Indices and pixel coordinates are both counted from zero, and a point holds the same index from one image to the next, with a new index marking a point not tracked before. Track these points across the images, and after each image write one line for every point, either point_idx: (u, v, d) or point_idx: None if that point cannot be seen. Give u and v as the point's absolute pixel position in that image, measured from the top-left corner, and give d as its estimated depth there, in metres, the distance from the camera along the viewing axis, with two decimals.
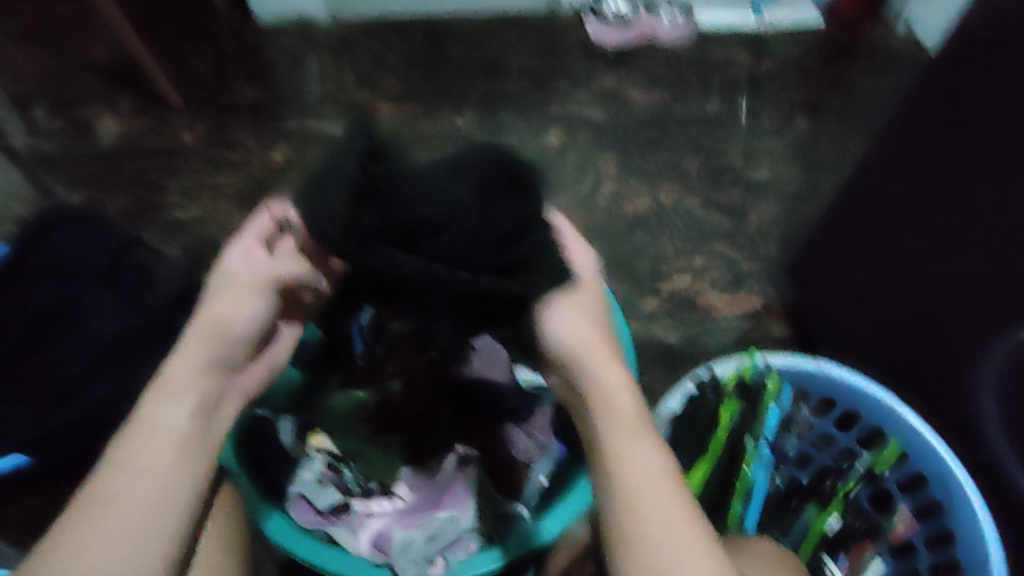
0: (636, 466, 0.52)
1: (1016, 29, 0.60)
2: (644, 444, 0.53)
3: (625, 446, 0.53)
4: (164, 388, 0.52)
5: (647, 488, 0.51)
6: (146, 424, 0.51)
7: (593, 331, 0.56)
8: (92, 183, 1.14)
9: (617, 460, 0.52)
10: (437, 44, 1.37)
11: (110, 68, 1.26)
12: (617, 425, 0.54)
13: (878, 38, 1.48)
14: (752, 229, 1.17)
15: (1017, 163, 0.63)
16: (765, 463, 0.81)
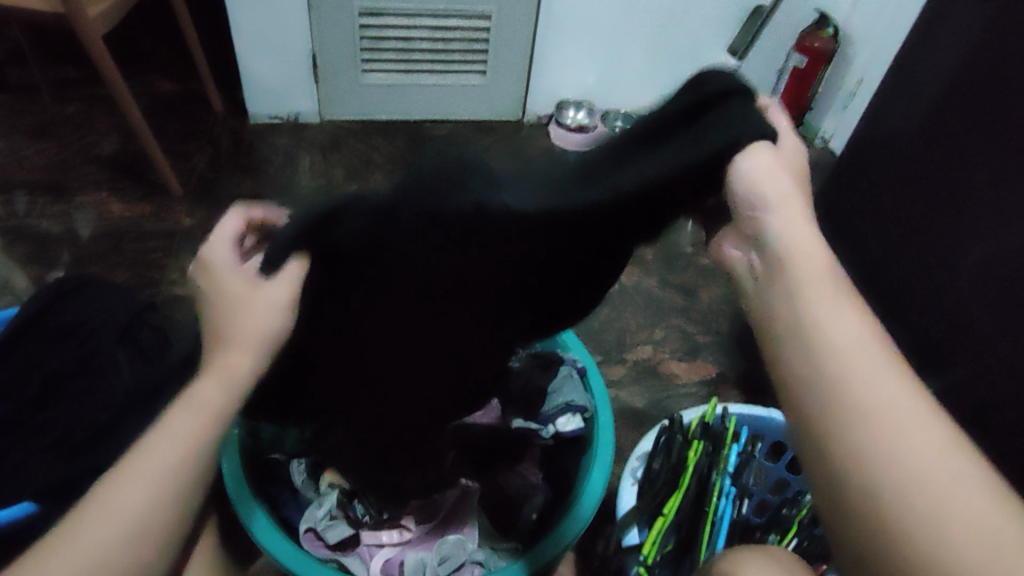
0: (845, 334, 0.44)
1: None
2: (858, 336, 0.44)
3: (834, 332, 0.44)
4: (215, 379, 0.49)
5: (862, 358, 0.43)
6: (185, 420, 0.49)
7: (784, 187, 0.50)
8: (92, 261, 1.19)
9: (821, 325, 0.44)
10: (419, 146, 1.53)
11: (117, 162, 1.38)
12: (815, 292, 0.46)
13: None
14: (705, 305, 1.27)
15: None
16: (729, 494, 0.80)
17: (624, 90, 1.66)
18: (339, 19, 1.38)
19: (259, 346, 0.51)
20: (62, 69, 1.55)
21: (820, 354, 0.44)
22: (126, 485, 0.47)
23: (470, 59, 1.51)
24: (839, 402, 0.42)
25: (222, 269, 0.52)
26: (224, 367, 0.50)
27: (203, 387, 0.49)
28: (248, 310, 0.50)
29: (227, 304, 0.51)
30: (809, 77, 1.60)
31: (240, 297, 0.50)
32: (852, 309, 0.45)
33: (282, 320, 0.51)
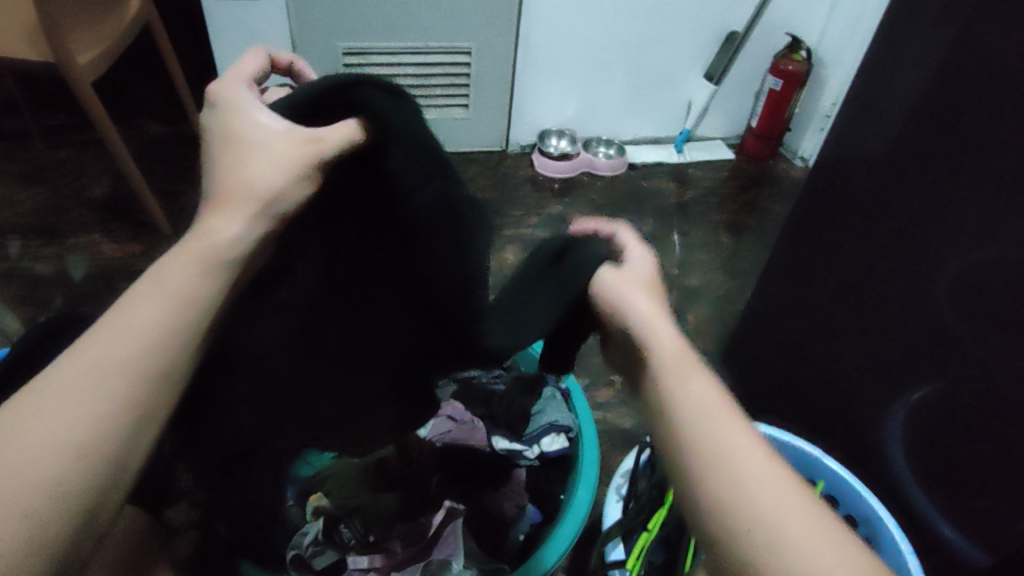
0: (705, 410, 0.46)
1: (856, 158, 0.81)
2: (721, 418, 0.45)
3: (696, 412, 0.46)
4: (201, 245, 0.46)
5: (715, 428, 0.45)
6: (165, 286, 0.45)
7: (631, 284, 0.53)
8: (83, 301, 1.21)
9: (680, 412, 0.46)
10: None
11: (108, 204, 1.40)
12: (674, 373, 0.47)
13: (781, 172, 1.75)
14: (690, 326, 1.28)
15: (896, 245, 0.78)
16: None
17: (604, 118, 1.70)
18: (322, 59, 1.42)
19: (263, 200, 0.48)
20: (54, 116, 1.59)
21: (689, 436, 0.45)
22: (95, 355, 0.43)
23: (452, 94, 1.56)
24: (696, 473, 0.44)
25: (224, 116, 0.50)
26: (216, 224, 0.47)
27: (189, 249, 0.46)
28: (252, 157, 0.48)
29: (234, 150, 0.49)
30: (784, 98, 1.65)
31: (243, 146, 0.49)
32: (699, 380, 0.47)
33: (292, 174, 0.49)
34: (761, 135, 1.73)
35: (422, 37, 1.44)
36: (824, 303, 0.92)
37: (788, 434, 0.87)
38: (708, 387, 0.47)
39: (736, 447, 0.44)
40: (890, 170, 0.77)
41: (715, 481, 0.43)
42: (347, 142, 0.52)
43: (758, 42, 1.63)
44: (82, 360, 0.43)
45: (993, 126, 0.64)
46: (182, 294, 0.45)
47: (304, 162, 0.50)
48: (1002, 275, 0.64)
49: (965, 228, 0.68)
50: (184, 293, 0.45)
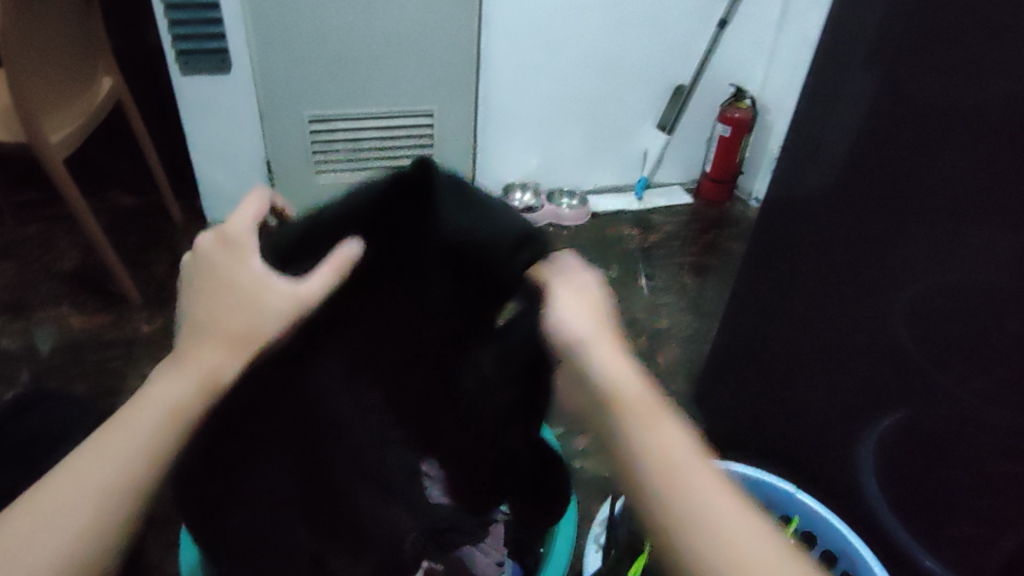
0: (670, 436, 0.46)
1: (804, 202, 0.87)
2: (679, 438, 0.47)
3: (664, 437, 0.46)
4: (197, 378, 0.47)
5: (684, 470, 0.45)
6: (150, 414, 0.46)
7: (584, 313, 0.51)
8: (52, 375, 1.20)
9: (645, 435, 0.46)
10: None
11: (77, 277, 1.41)
12: (647, 407, 0.47)
13: (738, 212, 1.83)
14: (661, 368, 1.32)
15: (842, 278, 0.82)
16: None
17: (566, 170, 1.77)
18: (290, 126, 1.47)
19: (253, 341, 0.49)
20: (24, 192, 1.61)
21: (662, 459, 0.46)
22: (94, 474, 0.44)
23: (417, 154, 1.61)
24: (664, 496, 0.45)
25: (228, 248, 0.49)
26: (217, 362, 0.48)
27: (178, 379, 0.47)
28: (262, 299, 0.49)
29: (234, 288, 0.48)
30: (734, 143, 1.73)
31: (254, 288, 0.49)
32: (664, 415, 0.47)
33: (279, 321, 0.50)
34: (716, 179, 1.81)
35: (386, 101, 1.50)
36: (783, 340, 0.96)
37: (759, 470, 0.90)
38: (671, 423, 0.47)
39: (708, 486, 0.45)
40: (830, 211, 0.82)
41: (687, 517, 0.44)
42: (323, 289, 0.53)
43: (704, 94, 1.72)
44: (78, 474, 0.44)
45: (915, 169, 0.70)
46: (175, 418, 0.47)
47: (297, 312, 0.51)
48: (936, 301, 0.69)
49: (900, 260, 0.74)
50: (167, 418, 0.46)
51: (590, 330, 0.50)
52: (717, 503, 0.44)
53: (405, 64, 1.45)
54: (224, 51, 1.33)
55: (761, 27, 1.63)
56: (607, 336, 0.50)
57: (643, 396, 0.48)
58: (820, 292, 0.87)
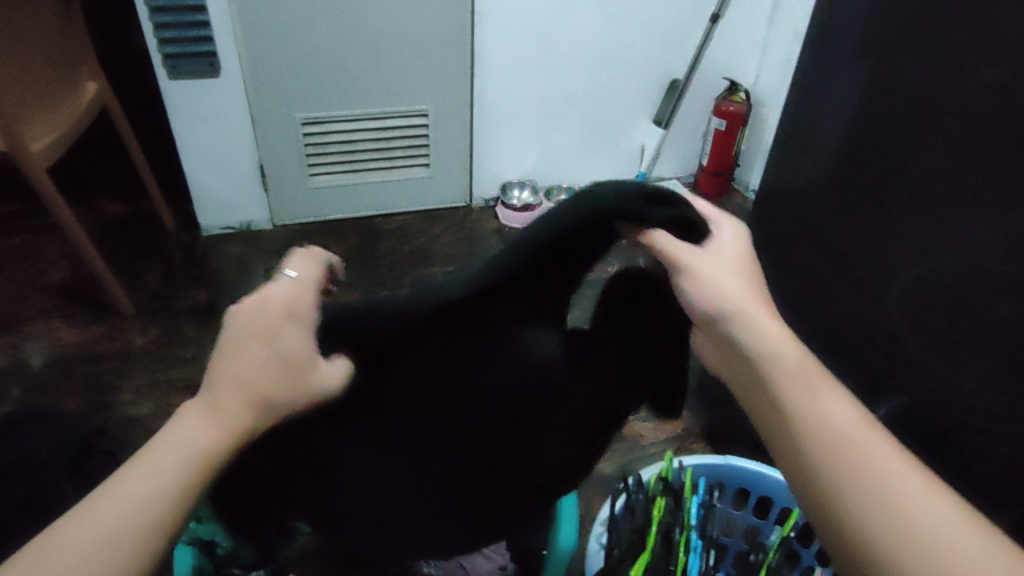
0: (840, 405, 0.40)
1: (806, 193, 0.85)
2: (851, 405, 0.40)
3: (830, 401, 0.40)
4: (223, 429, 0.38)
5: (861, 454, 0.37)
6: (158, 471, 0.36)
7: (721, 279, 0.47)
8: (42, 390, 1.18)
9: (802, 402, 0.40)
10: (370, 241, 1.58)
11: (67, 289, 1.39)
12: (802, 370, 0.42)
13: (735, 206, 1.82)
14: None
15: (845, 269, 0.81)
16: (697, 548, 0.80)
17: (561, 167, 1.75)
18: (282, 130, 1.45)
19: (281, 408, 0.40)
20: (10, 203, 1.59)
21: (822, 424, 0.39)
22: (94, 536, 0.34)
23: (411, 154, 1.59)
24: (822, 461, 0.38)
25: (276, 294, 0.42)
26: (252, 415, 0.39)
27: (209, 427, 0.38)
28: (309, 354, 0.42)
29: (276, 334, 0.40)
30: (730, 137, 1.72)
31: (305, 339, 0.42)
32: (829, 386, 0.41)
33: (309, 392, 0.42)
34: (712, 172, 1.79)
35: (378, 101, 1.48)
36: None
37: (756, 465, 0.90)
38: (841, 397, 0.40)
39: (890, 459, 0.37)
40: (833, 200, 0.80)
41: (869, 508, 0.36)
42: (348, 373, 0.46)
43: (697, 86, 1.70)
44: (81, 539, 0.34)
45: (918, 156, 0.68)
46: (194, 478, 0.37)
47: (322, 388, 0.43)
48: (941, 292, 0.67)
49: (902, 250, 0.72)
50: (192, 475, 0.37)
51: (732, 290, 0.46)
52: (906, 480, 0.36)
53: (396, 63, 1.43)
54: (212, 55, 1.30)
55: (754, 19, 1.61)
56: (752, 297, 0.46)
57: (798, 362, 0.42)
58: (822, 283, 0.85)
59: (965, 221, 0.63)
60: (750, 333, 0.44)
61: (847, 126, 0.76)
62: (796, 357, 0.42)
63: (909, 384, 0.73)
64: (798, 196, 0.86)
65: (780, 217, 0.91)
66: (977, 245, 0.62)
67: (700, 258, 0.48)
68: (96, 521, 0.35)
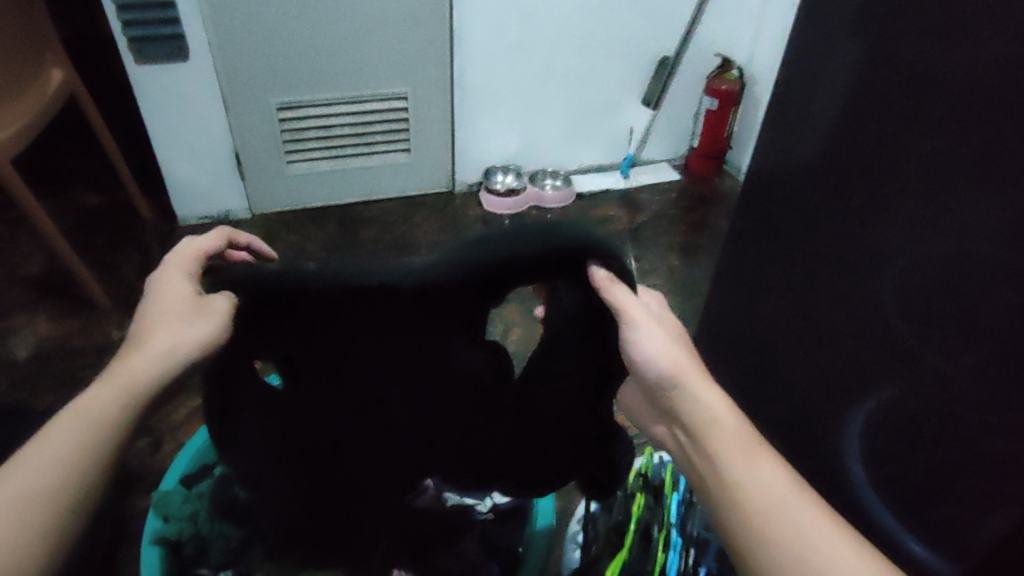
0: (765, 464, 0.50)
1: (790, 176, 0.82)
2: (772, 464, 0.50)
3: (755, 460, 0.50)
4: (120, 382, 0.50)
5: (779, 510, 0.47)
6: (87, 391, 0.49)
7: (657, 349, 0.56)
8: (17, 387, 1.15)
9: (735, 460, 0.50)
10: (352, 230, 1.54)
11: (41, 282, 1.36)
12: (733, 430, 0.52)
13: (727, 188, 1.78)
14: None
15: (831, 256, 0.78)
16: (676, 545, 0.77)
17: (548, 150, 1.71)
18: (257, 116, 1.41)
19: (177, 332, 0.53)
20: None
21: (750, 479, 0.49)
22: (28, 476, 0.45)
23: (392, 139, 1.55)
24: (746, 508, 0.48)
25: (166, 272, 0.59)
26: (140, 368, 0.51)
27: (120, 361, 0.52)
28: (183, 323, 0.55)
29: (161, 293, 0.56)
30: (721, 117, 1.68)
31: (177, 313, 0.55)
32: (755, 445, 0.51)
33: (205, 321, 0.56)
34: (703, 153, 1.75)
35: (356, 85, 1.44)
36: (771, 321, 0.92)
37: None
38: (764, 453, 0.51)
39: (800, 507, 0.47)
40: (820, 183, 0.77)
41: (783, 551, 0.46)
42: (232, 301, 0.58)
43: (689, 64, 1.65)
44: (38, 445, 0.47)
45: (910, 138, 0.64)
46: (102, 419, 0.48)
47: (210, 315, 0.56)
48: (928, 282, 0.64)
49: (888, 237, 0.69)
50: (92, 416, 0.48)
51: (675, 359, 0.56)
52: (812, 527, 0.46)
53: (375, 45, 1.39)
54: (180, 38, 1.26)
55: None
56: (690, 364, 0.56)
57: (729, 424, 0.52)
58: (808, 271, 0.82)
59: (957, 207, 0.60)
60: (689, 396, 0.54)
61: (833, 105, 0.73)
62: (727, 419, 0.52)
63: (897, 375, 0.70)
64: (784, 181, 0.83)
65: (765, 202, 0.88)
66: (968, 233, 0.59)
67: (650, 329, 0.57)
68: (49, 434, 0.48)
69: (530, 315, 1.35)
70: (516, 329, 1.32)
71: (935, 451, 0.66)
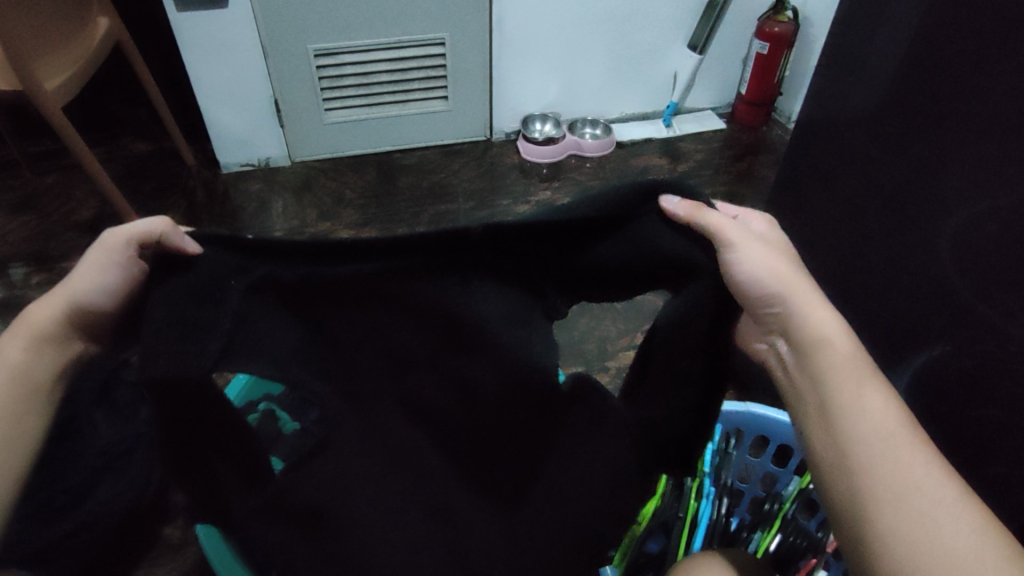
0: (875, 394, 0.51)
1: (843, 120, 0.78)
2: (880, 394, 0.51)
3: (865, 386, 0.52)
4: (26, 329, 0.54)
5: (893, 443, 0.49)
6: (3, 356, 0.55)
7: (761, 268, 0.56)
8: None
9: (844, 384, 0.52)
10: (389, 177, 1.55)
11: (95, 226, 1.41)
12: (845, 358, 0.53)
13: (775, 137, 1.72)
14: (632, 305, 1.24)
15: (884, 205, 0.74)
16: (709, 494, 0.79)
17: (588, 98, 1.67)
18: (296, 62, 1.40)
19: (74, 284, 0.54)
20: (39, 142, 1.61)
21: (854, 403, 0.51)
22: None
23: (430, 86, 1.54)
24: (847, 427, 0.50)
25: None
26: (40, 315, 0.55)
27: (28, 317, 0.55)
28: (82, 268, 0.55)
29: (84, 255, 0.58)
30: (773, 62, 1.60)
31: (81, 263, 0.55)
32: (869, 377, 0.52)
33: (98, 267, 0.54)
34: (752, 101, 1.69)
35: (394, 30, 1.41)
36: (816, 273, 0.89)
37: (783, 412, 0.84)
38: (875, 386, 0.52)
39: (902, 435, 0.49)
40: (876, 130, 0.73)
41: (876, 470, 0.48)
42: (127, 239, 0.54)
43: (741, 5, 1.56)
44: None
45: (980, 78, 0.59)
46: (21, 362, 0.54)
47: (108, 258, 0.54)
48: (989, 232, 0.60)
49: (947, 187, 0.65)
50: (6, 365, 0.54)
51: (789, 277, 0.56)
52: (911, 455, 0.48)
53: None
54: None
55: None
56: (802, 284, 0.56)
57: (841, 350, 0.53)
58: (858, 221, 0.79)
59: None
60: (797, 316, 0.55)
61: (898, 44, 0.68)
62: (841, 343, 0.54)
63: (951, 328, 0.68)
64: (837, 127, 0.80)
65: (815, 148, 0.85)
66: None
67: (753, 246, 0.57)
68: None
69: None
70: None
71: (983, 406, 0.64)
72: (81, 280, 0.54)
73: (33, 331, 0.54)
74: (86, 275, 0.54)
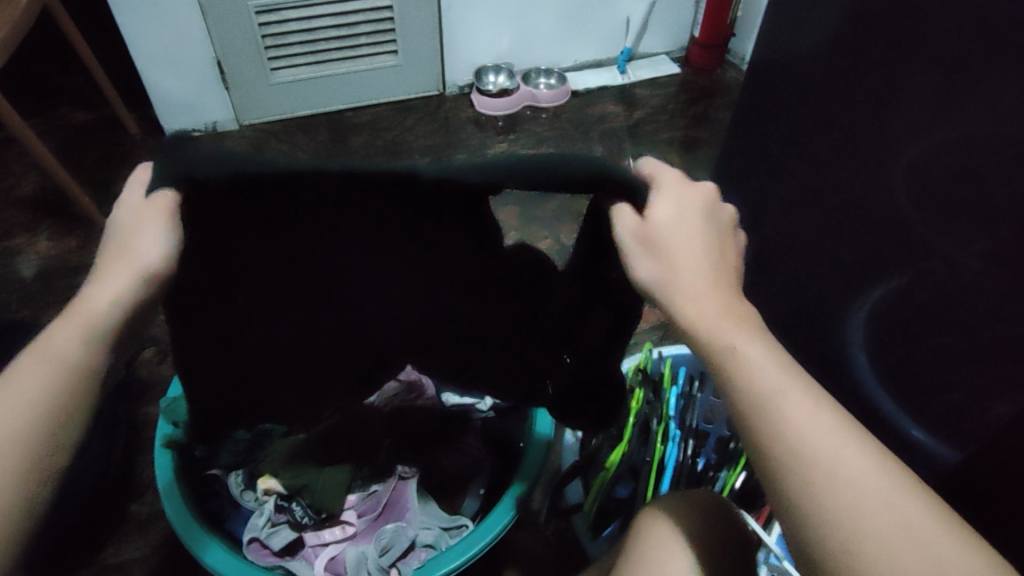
0: (799, 392, 0.45)
1: (792, 61, 0.79)
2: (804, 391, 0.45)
3: (784, 385, 0.45)
4: (78, 320, 0.48)
5: (820, 444, 0.43)
6: (43, 358, 0.47)
7: (680, 222, 0.53)
8: (23, 305, 1.18)
9: (760, 380, 0.46)
10: (341, 137, 1.52)
11: (38, 202, 1.36)
12: (761, 360, 0.47)
13: (729, 78, 1.72)
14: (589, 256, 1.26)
15: (836, 144, 0.76)
16: (675, 437, 0.80)
17: (542, 46, 1.64)
18: (237, 21, 1.35)
19: (132, 262, 0.50)
20: None
21: (770, 401, 0.45)
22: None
23: (378, 41, 1.50)
24: (766, 429, 0.45)
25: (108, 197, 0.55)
26: (92, 300, 0.48)
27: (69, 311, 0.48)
28: (136, 244, 0.51)
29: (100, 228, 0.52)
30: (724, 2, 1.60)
31: (121, 239, 0.51)
32: (788, 378, 0.46)
33: (155, 242, 0.51)
34: (704, 43, 1.69)
35: None
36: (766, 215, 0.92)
37: None
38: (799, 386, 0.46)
39: (825, 432, 0.44)
40: (824, 69, 0.75)
41: (798, 471, 0.43)
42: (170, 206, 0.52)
43: None
44: (20, 400, 0.45)
45: (923, 14, 0.61)
46: (72, 358, 0.47)
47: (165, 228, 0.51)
48: (945, 163, 0.62)
49: (900, 121, 0.67)
50: (59, 361, 0.47)
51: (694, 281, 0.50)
52: (837, 450, 0.43)
53: None
54: None
55: None
56: (709, 286, 0.50)
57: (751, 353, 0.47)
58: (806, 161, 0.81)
59: (975, 83, 0.58)
60: (705, 315, 0.49)
61: None
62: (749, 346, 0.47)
63: (906, 260, 0.70)
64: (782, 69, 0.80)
65: (763, 91, 0.86)
66: (985, 111, 0.57)
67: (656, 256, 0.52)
68: (22, 387, 0.46)
69: (526, 219, 1.33)
70: (511, 232, 1.31)
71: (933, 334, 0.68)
72: (139, 257, 0.50)
73: (87, 319, 0.48)
74: (143, 252, 0.50)
